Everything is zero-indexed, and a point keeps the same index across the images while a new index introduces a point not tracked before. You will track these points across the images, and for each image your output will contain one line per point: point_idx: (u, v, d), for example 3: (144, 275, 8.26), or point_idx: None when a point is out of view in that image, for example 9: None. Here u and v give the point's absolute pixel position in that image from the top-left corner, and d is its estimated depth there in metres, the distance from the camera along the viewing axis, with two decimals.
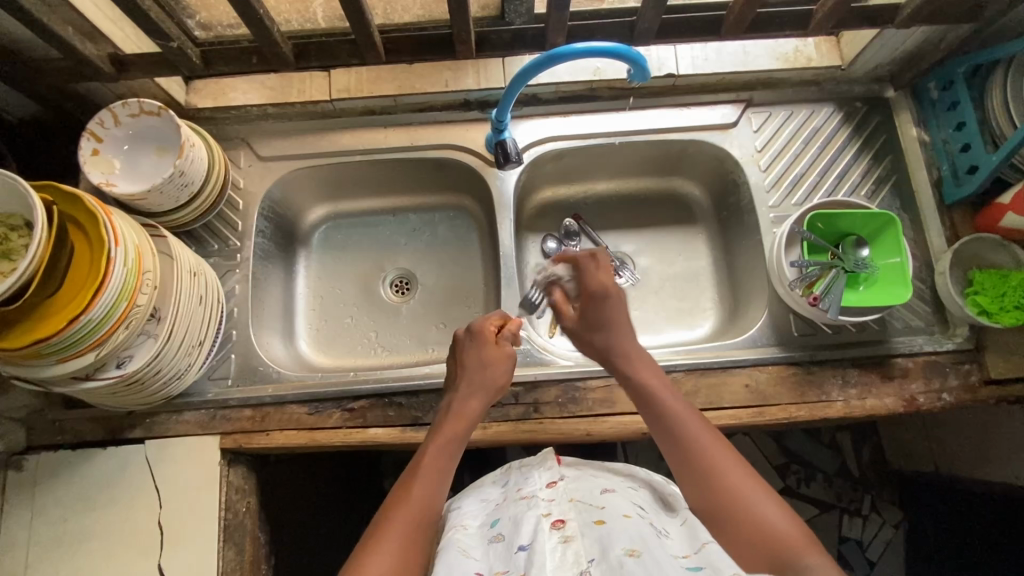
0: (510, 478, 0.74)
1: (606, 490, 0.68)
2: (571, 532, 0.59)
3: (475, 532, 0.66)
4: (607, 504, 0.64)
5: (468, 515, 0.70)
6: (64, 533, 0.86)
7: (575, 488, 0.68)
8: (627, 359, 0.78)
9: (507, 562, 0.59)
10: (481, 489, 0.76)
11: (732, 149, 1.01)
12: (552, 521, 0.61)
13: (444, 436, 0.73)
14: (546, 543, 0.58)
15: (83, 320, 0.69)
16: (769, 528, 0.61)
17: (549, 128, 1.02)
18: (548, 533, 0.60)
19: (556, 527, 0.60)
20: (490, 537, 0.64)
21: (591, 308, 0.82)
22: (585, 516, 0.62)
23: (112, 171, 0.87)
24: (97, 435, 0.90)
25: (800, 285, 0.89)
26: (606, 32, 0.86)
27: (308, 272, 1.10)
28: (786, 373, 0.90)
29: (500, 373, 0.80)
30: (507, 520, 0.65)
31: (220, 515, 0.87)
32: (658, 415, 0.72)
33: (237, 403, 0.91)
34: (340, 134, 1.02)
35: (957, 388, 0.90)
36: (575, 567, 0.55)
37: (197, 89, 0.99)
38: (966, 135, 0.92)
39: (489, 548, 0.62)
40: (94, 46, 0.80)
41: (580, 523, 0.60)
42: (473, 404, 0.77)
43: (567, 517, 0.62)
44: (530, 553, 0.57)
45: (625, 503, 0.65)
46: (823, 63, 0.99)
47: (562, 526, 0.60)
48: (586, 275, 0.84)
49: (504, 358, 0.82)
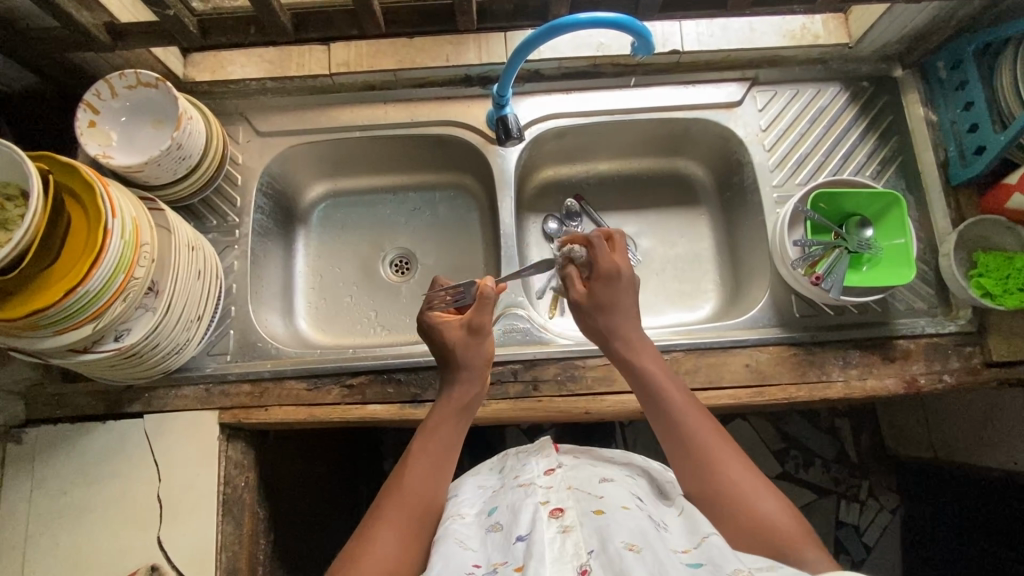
0: (507, 466, 0.74)
1: (605, 479, 0.67)
2: (570, 522, 0.59)
3: (474, 520, 0.66)
4: (606, 492, 0.64)
5: (465, 503, 0.69)
6: (63, 505, 0.86)
7: (574, 476, 0.68)
8: (628, 345, 0.78)
9: (506, 552, 0.58)
10: (476, 477, 0.75)
11: (736, 128, 1.00)
12: (550, 510, 0.61)
13: (433, 424, 0.74)
14: (545, 532, 0.58)
15: (80, 292, 0.68)
16: (768, 521, 0.62)
17: (551, 105, 1.00)
18: (546, 522, 0.59)
19: (555, 516, 0.60)
20: (489, 526, 0.64)
21: (600, 286, 0.81)
22: (584, 505, 0.62)
23: (109, 143, 0.86)
24: (95, 409, 0.90)
25: (802, 264, 0.88)
26: (609, 5, 0.84)
27: (308, 250, 1.10)
28: (786, 353, 0.90)
29: (476, 359, 0.78)
30: (505, 508, 0.65)
31: (219, 488, 0.87)
32: (657, 404, 0.72)
33: (235, 378, 0.91)
34: (339, 110, 1.01)
35: (958, 370, 0.89)
36: (574, 559, 0.55)
37: (195, 62, 0.98)
38: (974, 115, 0.90)
39: (488, 538, 0.62)
40: (90, 14, 0.79)
41: (578, 512, 0.60)
42: (458, 395, 0.76)
43: (565, 506, 0.61)
44: (529, 544, 0.57)
45: (624, 492, 0.65)
46: (831, 41, 0.97)
47: (561, 516, 0.60)
48: (599, 257, 0.82)
49: (464, 337, 0.78)
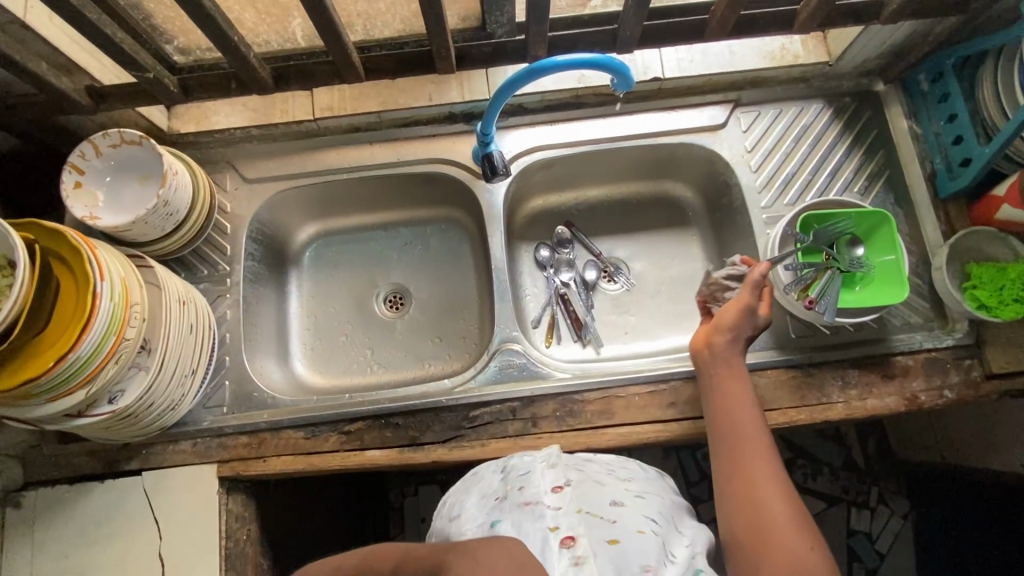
0: (510, 473, 0.73)
1: (615, 502, 0.66)
2: (582, 552, 0.56)
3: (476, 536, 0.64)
4: (618, 517, 0.63)
5: (467, 519, 0.68)
6: (65, 568, 0.85)
7: (582, 495, 0.66)
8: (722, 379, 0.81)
9: None
10: (482, 487, 0.73)
11: (722, 150, 1.00)
12: (561, 538, 0.58)
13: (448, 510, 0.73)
14: (558, 567, 0.56)
15: (71, 358, 0.69)
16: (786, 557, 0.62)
17: (536, 137, 1.01)
18: (557, 552, 0.57)
19: (566, 546, 0.58)
20: None
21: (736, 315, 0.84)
22: (596, 531, 0.60)
23: (96, 203, 0.86)
24: (93, 469, 0.89)
25: (795, 288, 0.88)
26: (586, 42, 0.84)
27: (301, 292, 1.10)
28: (784, 377, 0.89)
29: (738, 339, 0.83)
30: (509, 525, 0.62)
31: (221, 543, 0.86)
32: (730, 432, 0.77)
33: (232, 430, 0.90)
34: (325, 153, 1.01)
35: (958, 384, 0.89)
36: None
37: (180, 114, 0.99)
38: (957, 128, 0.91)
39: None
40: (70, 79, 0.79)
41: (591, 540, 0.58)
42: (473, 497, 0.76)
43: (577, 532, 0.59)
44: None
45: (636, 516, 0.65)
46: (811, 59, 0.98)
47: (573, 544, 0.58)
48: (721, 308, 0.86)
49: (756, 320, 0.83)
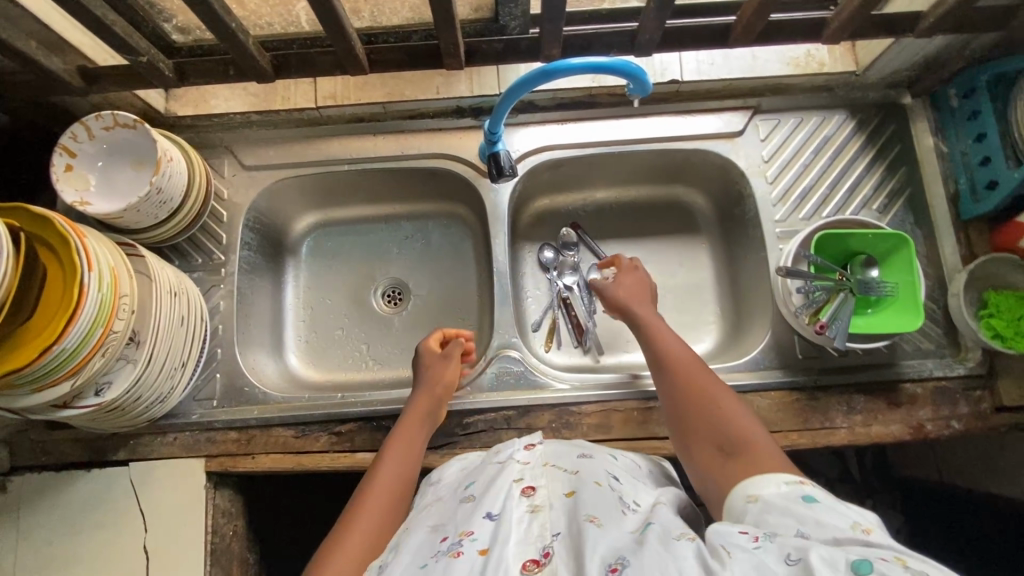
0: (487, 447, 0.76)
1: (583, 456, 0.69)
2: (539, 502, 0.59)
3: (444, 500, 0.67)
4: (582, 471, 0.65)
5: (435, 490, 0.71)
6: (49, 556, 0.84)
7: (553, 454, 0.69)
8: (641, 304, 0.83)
9: (470, 524, 0.58)
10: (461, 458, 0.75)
11: (738, 159, 0.96)
12: (522, 488, 0.62)
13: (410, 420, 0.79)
14: (515, 511, 0.58)
15: (56, 349, 0.67)
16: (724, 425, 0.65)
17: (545, 136, 0.97)
18: (517, 500, 0.60)
19: (526, 495, 0.61)
20: (460, 500, 0.64)
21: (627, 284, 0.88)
22: (558, 484, 0.62)
23: (87, 187, 0.83)
24: (80, 457, 0.88)
25: (805, 312, 0.85)
26: (603, 42, 0.80)
27: (298, 283, 1.07)
28: (788, 399, 0.87)
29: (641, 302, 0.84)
30: (479, 483, 0.65)
31: (206, 538, 0.85)
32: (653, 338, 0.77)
33: (222, 425, 0.89)
34: (327, 142, 0.98)
35: (966, 415, 0.86)
36: (539, 541, 0.55)
37: (177, 96, 0.95)
38: (985, 148, 0.87)
39: (458, 508, 0.63)
40: (62, 59, 0.76)
41: (550, 492, 0.61)
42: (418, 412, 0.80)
43: (538, 485, 0.62)
44: (497, 523, 0.57)
45: (600, 471, 0.65)
46: (837, 68, 0.94)
47: (532, 494, 0.61)
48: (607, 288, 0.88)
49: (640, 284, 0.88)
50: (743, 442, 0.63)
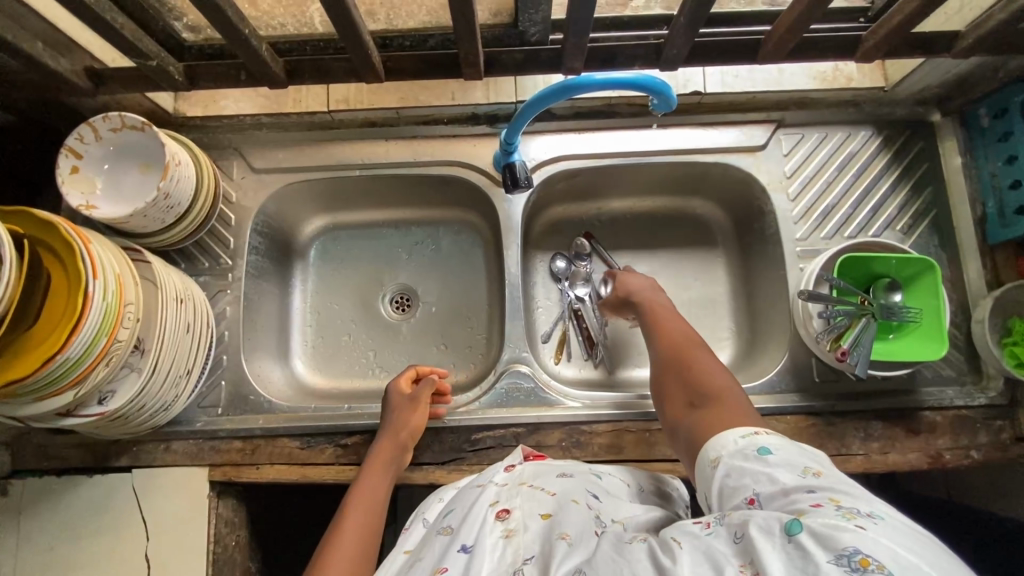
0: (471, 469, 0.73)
1: (562, 474, 0.66)
2: (513, 525, 0.57)
3: (426, 537, 0.63)
4: (558, 489, 0.62)
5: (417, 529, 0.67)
6: (49, 562, 0.83)
7: (531, 473, 0.67)
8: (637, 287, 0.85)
9: (446, 559, 0.55)
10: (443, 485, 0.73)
11: (759, 174, 0.94)
12: (497, 512, 0.59)
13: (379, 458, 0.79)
14: (488, 539, 0.56)
15: (59, 359, 0.65)
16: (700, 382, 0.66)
17: (562, 146, 0.95)
18: (492, 525, 0.58)
19: (500, 519, 0.58)
20: (439, 531, 0.61)
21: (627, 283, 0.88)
22: (533, 505, 0.60)
23: (93, 190, 0.81)
24: (82, 462, 0.87)
25: (826, 338, 0.82)
26: (627, 55, 0.77)
27: (306, 287, 1.05)
28: (804, 424, 0.85)
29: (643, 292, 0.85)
30: (458, 512, 0.62)
31: (209, 548, 0.84)
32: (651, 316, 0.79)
33: (225, 434, 0.87)
34: (339, 146, 0.96)
35: (986, 445, 0.84)
36: (511, 568, 0.52)
37: (186, 96, 0.94)
38: (1016, 171, 0.84)
39: (436, 541, 0.60)
40: (69, 60, 0.74)
41: (524, 514, 0.58)
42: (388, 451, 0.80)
43: (512, 506, 0.60)
44: (471, 555, 0.54)
45: (579, 488, 0.63)
46: (865, 84, 0.92)
47: (506, 518, 0.58)
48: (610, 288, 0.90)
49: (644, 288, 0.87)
50: (716, 396, 0.63)
